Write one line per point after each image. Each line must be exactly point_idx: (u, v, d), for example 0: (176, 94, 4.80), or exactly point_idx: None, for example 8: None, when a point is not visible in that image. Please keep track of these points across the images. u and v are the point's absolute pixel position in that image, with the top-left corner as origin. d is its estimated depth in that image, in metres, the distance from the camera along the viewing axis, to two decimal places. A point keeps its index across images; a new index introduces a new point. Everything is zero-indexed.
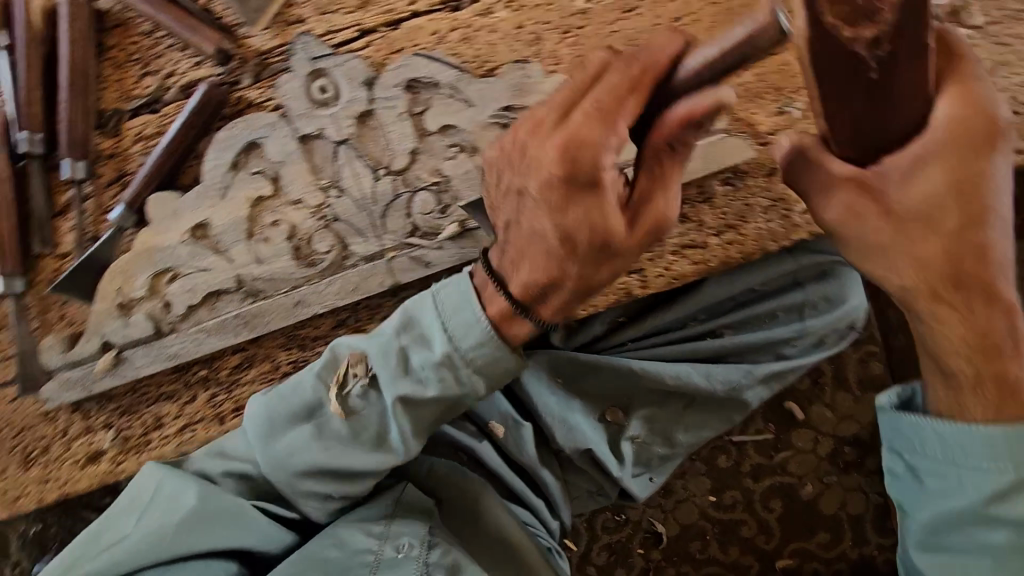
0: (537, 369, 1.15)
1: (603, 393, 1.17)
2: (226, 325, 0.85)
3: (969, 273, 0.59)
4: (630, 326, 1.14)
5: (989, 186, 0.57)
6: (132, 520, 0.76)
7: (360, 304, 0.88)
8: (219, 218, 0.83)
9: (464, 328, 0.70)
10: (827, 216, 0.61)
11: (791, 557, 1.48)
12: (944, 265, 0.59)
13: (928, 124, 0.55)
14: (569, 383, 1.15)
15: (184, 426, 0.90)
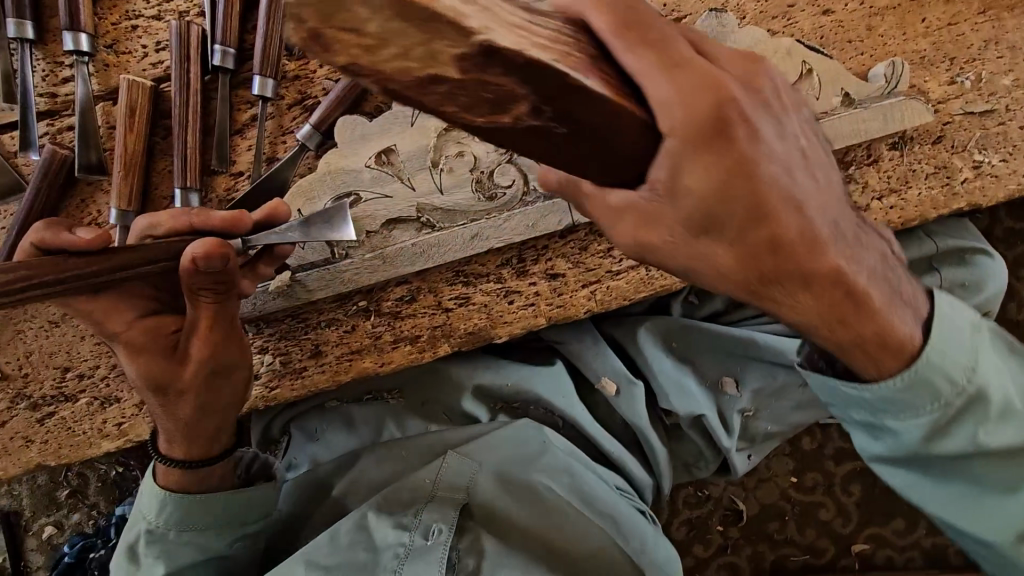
0: (657, 333, 1.14)
1: (719, 363, 1.15)
2: (402, 253, 0.85)
3: (773, 271, 0.53)
4: (755, 304, 1.15)
5: (754, 148, 0.49)
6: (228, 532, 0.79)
7: (527, 245, 0.90)
8: (406, 145, 0.84)
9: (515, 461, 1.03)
10: (626, 246, 0.55)
11: (866, 542, 1.48)
12: (743, 269, 0.53)
13: (688, 99, 0.46)
14: (687, 352, 1.15)
15: (344, 354, 0.91)
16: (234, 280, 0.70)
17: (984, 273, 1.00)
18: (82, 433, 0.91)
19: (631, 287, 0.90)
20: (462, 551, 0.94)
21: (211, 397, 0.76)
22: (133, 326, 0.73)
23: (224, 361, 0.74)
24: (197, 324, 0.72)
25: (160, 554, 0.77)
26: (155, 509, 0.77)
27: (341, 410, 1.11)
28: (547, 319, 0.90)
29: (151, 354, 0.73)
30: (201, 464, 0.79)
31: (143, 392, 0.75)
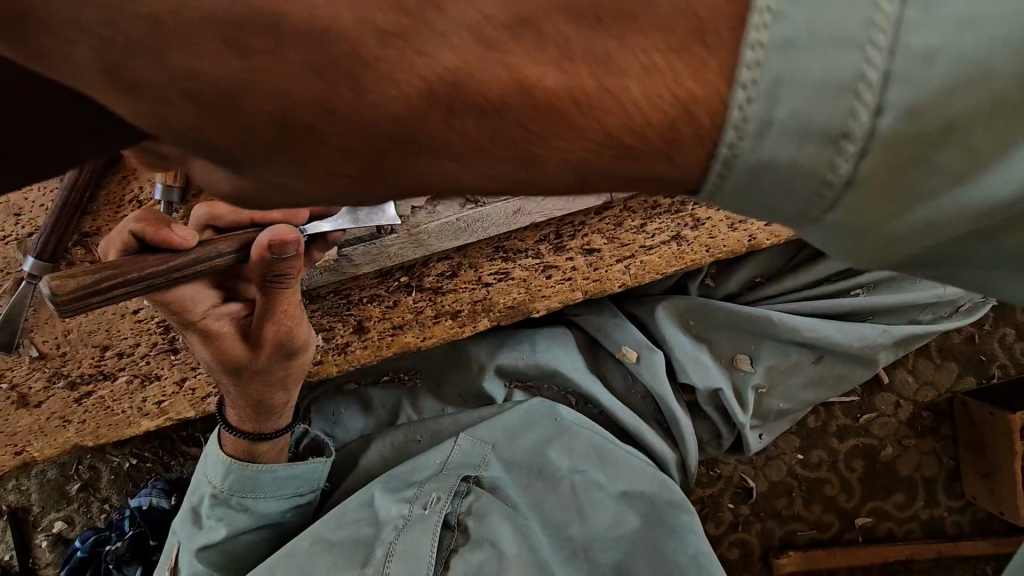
0: (673, 311, 1.12)
1: (734, 339, 1.13)
2: (446, 229, 0.89)
3: (360, 152, 0.32)
4: (771, 284, 1.16)
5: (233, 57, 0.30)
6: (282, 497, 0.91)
7: (564, 222, 0.94)
8: None
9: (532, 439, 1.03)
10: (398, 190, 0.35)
11: (868, 516, 1.51)
12: (373, 160, 0.32)
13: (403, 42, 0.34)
14: (704, 329, 1.12)
15: (386, 331, 0.91)
16: (300, 267, 0.75)
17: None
18: (121, 412, 0.90)
19: (664, 261, 0.93)
20: (463, 517, 0.94)
21: (281, 373, 0.84)
22: (208, 315, 0.78)
23: (298, 340, 0.82)
24: (271, 308, 0.78)
25: (220, 516, 0.88)
26: (221, 477, 0.89)
27: (358, 392, 1.11)
28: (583, 292, 0.92)
29: (228, 340, 0.80)
30: (274, 433, 0.91)
31: (218, 374, 0.82)
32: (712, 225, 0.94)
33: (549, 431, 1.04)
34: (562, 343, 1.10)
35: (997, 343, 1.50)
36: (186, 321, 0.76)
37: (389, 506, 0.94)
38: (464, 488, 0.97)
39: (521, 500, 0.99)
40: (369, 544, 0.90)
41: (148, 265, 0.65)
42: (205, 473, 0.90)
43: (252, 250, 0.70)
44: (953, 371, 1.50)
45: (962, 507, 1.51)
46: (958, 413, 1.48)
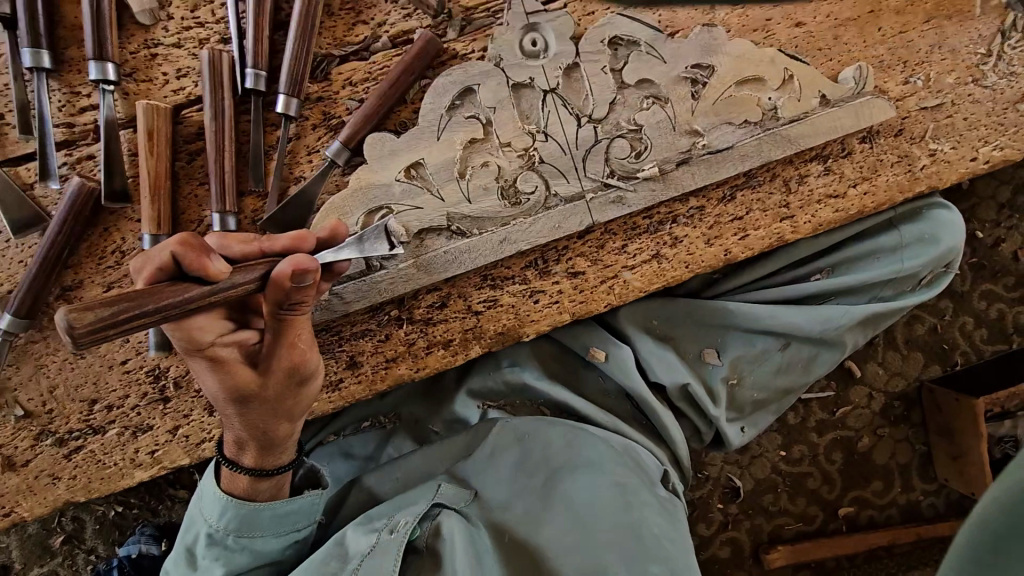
0: (636, 316, 1.16)
1: (698, 334, 1.17)
2: (434, 261, 0.90)
3: None
4: (731, 279, 1.18)
5: None
6: (276, 535, 0.89)
7: (549, 247, 0.95)
8: (433, 159, 0.89)
9: (501, 473, 1.03)
10: None
11: (851, 505, 1.57)
12: None
13: None
14: (668, 329, 1.17)
15: (379, 365, 0.93)
16: (314, 296, 0.76)
17: (940, 225, 1.14)
18: (112, 464, 0.89)
19: (646, 280, 0.96)
20: (430, 541, 0.91)
21: (287, 401, 0.83)
22: (217, 341, 0.74)
23: (307, 368, 0.83)
24: (281, 337, 0.77)
25: (218, 555, 0.87)
26: (216, 515, 0.87)
27: (339, 440, 1.15)
28: (571, 314, 0.96)
29: (235, 368, 0.77)
30: (276, 470, 0.89)
31: (223, 404, 0.81)
32: (690, 242, 0.97)
33: (518, 449, 1.04)
34: (526, 357, 1.15)
35: (958, 331, 1.58)
36: (192, 348, 0.72)
37: (359, 540, 0.90)
38: (434, 512, 0.95)
39: (491, 523, 0.97)
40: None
41: (185, 290, 0.62)
42: (200, 510, 0.89)
43: (274, 283, 0.70)
44: (919, 361, 1.58)
45: (936, 489, 1.59)
46: (927, 400, 1.56)
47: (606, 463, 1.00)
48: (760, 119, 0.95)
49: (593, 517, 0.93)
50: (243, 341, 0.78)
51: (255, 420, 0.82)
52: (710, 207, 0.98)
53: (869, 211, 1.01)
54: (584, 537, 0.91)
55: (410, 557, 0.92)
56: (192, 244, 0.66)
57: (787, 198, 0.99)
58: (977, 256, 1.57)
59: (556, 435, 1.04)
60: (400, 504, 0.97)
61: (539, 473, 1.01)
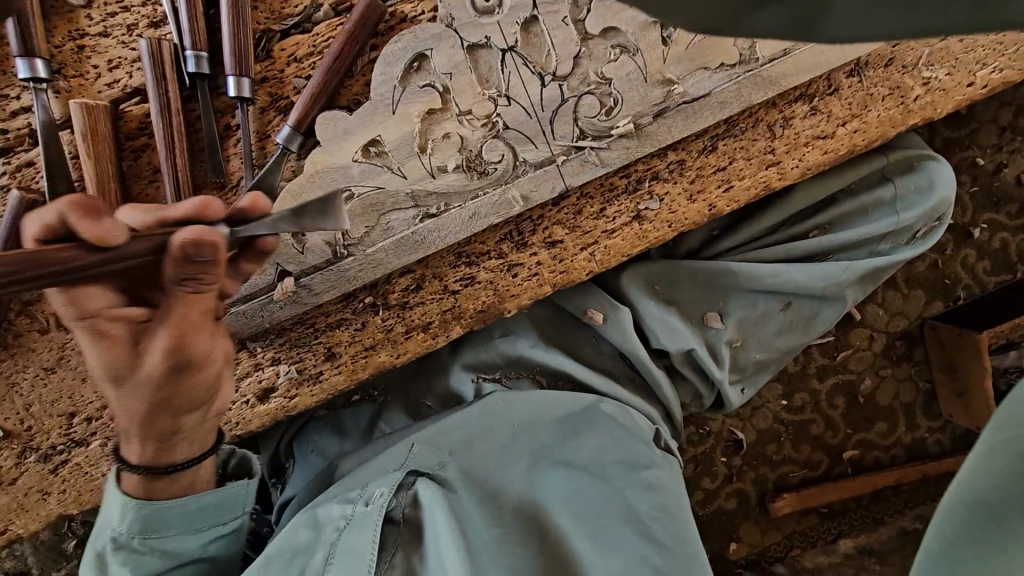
0: (638, 279, 1.11)
1: (702, 296, 1.12)
2: (402, 244, 0.87)
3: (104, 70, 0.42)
4: (728, 235, 1.14)
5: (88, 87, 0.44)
6: (190, 529, 0.85)
7: (522, 218, 0.91)
8: (390, 134, 0.84)
9: (488, 434, 1.00)
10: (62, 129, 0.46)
11: (856, 448, 1.57)
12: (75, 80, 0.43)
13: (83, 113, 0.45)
14: (670, 291, 1.12)
15: (356, 355, 0.90)
16: (222, 275, 0.69)
17: (934, 174, 1.10)
18: (100, 476, 0.88)
19: (627, 243, 0.92)
20: (409, 512, 0.93)
21: (167, 391, 0.74)
22: (104, 314, 0.72)
23: (191, 353, 0.72)
24: (166, 316, 0.71)
25: (124, 561, 0.83)
26: (116, 518, 0.81)
27: (330, 417, 1.14)
28: (552, 285, 0.91)
29: (116, 343, 0.72)
30: (169, 469, 0.82)
31: (103, 384, 0.75)
32: (672, 199, 0.92)
33: (503, 426, 1.01)
34: (520, 327, 1.12)
35: (960, 265, 1.53)
36: (70, 311, 0.70)
37: (333, 508, 0.92)
38: (410, 481, 0.95)
39: (467, 482, 0.96)
40: (310, 549, 0.88)
41: (64, 259, 0.58)
42: (103, 516, 0.83)
43: (167, 256, 0.64)
44: (920, 299, 1.54)
45: (941, 426, 1.58)
46: (929, 338, 1.53)
47: (595, 441, 1.00)
48: (738, 60, 0.89)
49: (588, 506, 0.95)
50: (133, 317, 0.73)
51: (132, 405, 0.75)
52: (691, 160, 0.92)
53: (860, 149, 0.95)
54: (585, 522, 0.94)
55: (387, 528, 0.92)
56: (87, 203, 0.63)
57: (772, 144, 0.93)
58: (979, 185, 1.50)
59: (548, 397, 1.03)
60: (370, 470, 0.98)
61: (529, 451, 1.00)
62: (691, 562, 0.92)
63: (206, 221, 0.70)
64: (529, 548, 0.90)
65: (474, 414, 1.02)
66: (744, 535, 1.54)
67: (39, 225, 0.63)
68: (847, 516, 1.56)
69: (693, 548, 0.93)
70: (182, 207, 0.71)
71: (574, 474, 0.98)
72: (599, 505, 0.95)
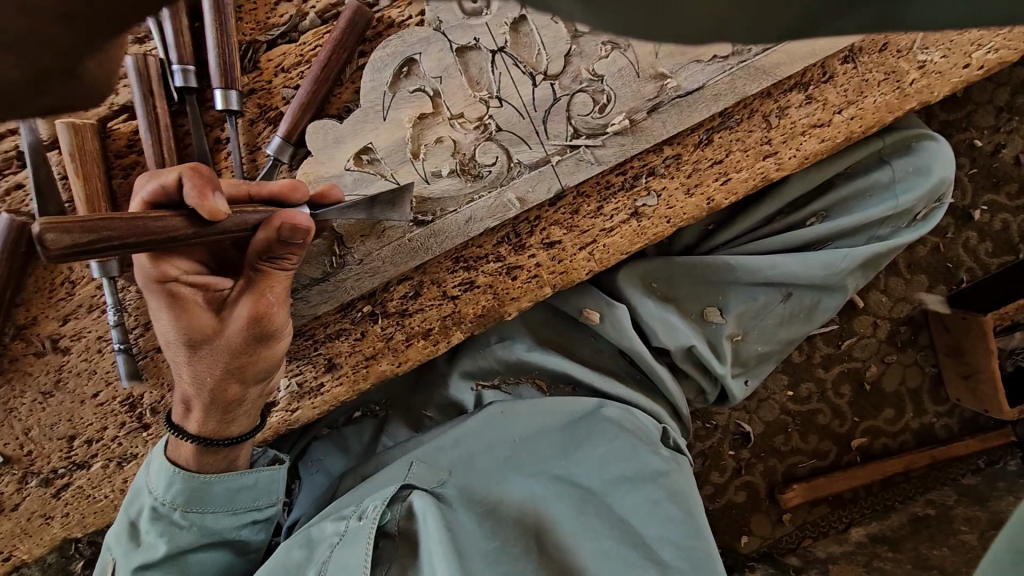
0: (635, 278, 1.10)
1: (700, 291, 1.11)
2: (397, 251, 0.86)
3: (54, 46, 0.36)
4: (727, 228, 1.13)
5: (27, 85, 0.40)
6: (235, 506, 0.85)
7: (519, 220, 0.89)
8: (382, 141, 0.84)
9: (488, 448, 1.00)
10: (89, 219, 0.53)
11: (864, 435, 1.56)
12: None
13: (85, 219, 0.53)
14: (667, 289, 1.11)
15: (358, 365, 0.89)
16: (300, 256, 0.73)
17: (931, 156, 1.09)
18: (104, 497, 0.87)
19: (626, 240, 0.90)
20: (404, 523, 0.92)
21: (243, 360, 0.76)
22: (182, 278, 0.74)
23: (271, 325, 0.74)
24: (252, 286, 0.73)
25: (162, 531, 0.81)
26: (161, 488, 0.80)
27: (333, 435, 1.12)
28: (551, 286, 0.90)
29: (193, 307, 0.73)
30: (226, 441, 0.82)
31: (175, 348, 0.76)
32: (670, 194, 0.91)
33: (503, 438, 1.01)
34: (516, 330, 1.11)
35: (962, 248, 1.52)
36: (154, 273, 0.72)
37: (326, 525, 0.90)
38: (405, 493, 0.95)
39: (465, 497, 0.95)
40: (302, 568, 0.86)
41: (175, 227, 0.60)
42: (142, 482, 0.82)
43: (262, 230, 0.68)
44: (923, 283, 1.53)
45: (949, 410, 1.57)
46: (934, 322, 1.52)
47: (597, 449, 0.99)
48: (731, 52, 0.88)
49: (590, 519, 0.94)
50: (211, 285, 0.75)
51: (206, 371, 0.76)
52: (687, 154, 0.91)
53: (857, 137, 0.94)
54: (587, 539, 0.91)
55: (382, 542, 0.92)
56: (201, 174, 0.67)
57: (768, 134, 0.92)
58: (977, 166, 1.49)
59: (544, 405, 1.03)
60: (368, 486, 0.97)
61: (529, 463, 0.99)
62: (704, 563, 0.92)
63: (292, 203, 0.74)
64: (529, 558, 0.89)
65: (474, 428, 1.02)
66: (755, 527, 1.54)
67: (157, 185, 0.67)
68: (858, 504, 1.55)
69: (703, 549, 0.93)
70: (272, 185, 0.75)
71: (577, 488, 0.97)
72: (601, 520, 0.94)
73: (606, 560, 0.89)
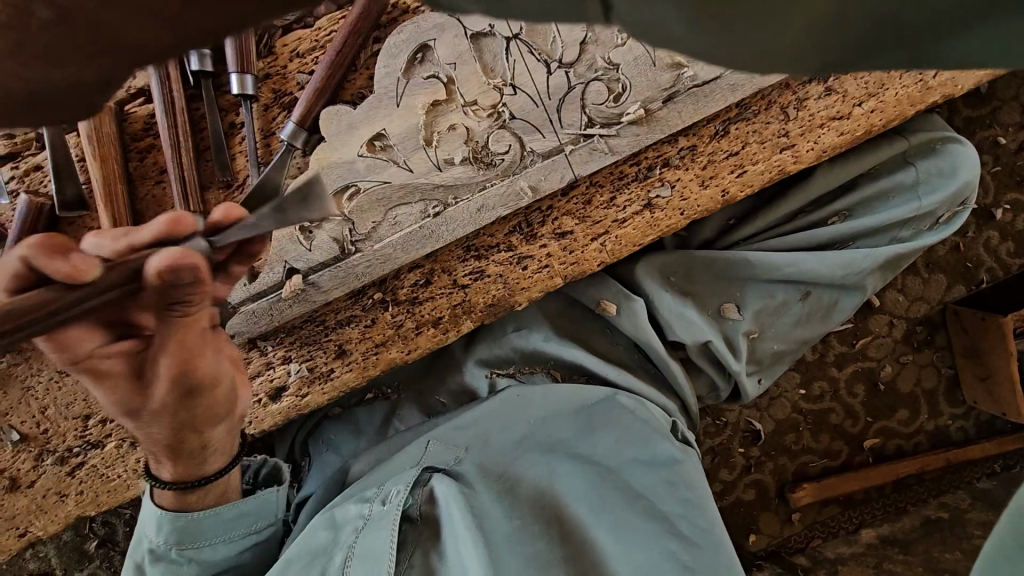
0: (652, 272, 1.08)
1: (718, 288, 1.10)
2: (410, 239, 0.86)
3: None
4: (745, 225, 1.11)
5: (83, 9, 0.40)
6: (228, 536, 0.86)
7: (532, 209, 0.89)
8: (395, 129, 0.84)
9: (505, 430, 1.00)
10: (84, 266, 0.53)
11: (877, 436, 1.54)
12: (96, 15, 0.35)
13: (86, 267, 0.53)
14: (686, 284, 1.09)
15: (368, 352, 0.89)
16: (264, 274, 0.69)
17: (956, 157, 1.07)
18: (117, 477, 0.88)
19: (639, 232, 0.89)
20: (426, 509, 0.93)
21: (186, 414, 0.72)
22: (97, 353, 0.66)
23: (200, 374, 0.68)
24: (166, 337, 0.65)
25: (164, 570, 0.85)
26: (154, 531, 0.83)
27: (344, 421, 1.13)
28: (563, 277, 0.89)
29: (123, 379, 0.68)
30: (202, 479, 0.82)
31: (123, 418, 0.72)
32: (684, 186, 0.90)
33: (520, 422, 1.00)
34: (533, 319, 1.10)
35: (983, 247, 1.49)
36: (65, 359, 0.65)
37: (350, 508, 0.91)
38: (425, 477, 0.95)
39: (484, 479, 0.95)
40: (327, 551, 0.87)
41: (74, 297, 0.51)
42: (140, 528, 0.84)
43: (196, 263, 0.63)
44: (942, 283, 1.50)
45: (964, 412, 1.55)
46: (952, 323, 1.49)
47: (611, 435, 0.99)
48: None
49: (612, 504, 0.93)
50: (128, 349, 0.68)
51: (156, 433, 0.73)
52: (703, 145, 0.90)
53: (877, 130, 0.93)
54: (609, 524, 0.91)
55: (405, 527, 0.92)
56: (47, 242, 0.54)
57: (786, 126, 0.91)
58: (1001, 164, 1.46)
59: (559, 391, 1.01)
60: (388, 465, 0.98)
61: (544, 443, 0.99)
62: (722, 554, 0.90)
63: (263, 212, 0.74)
64: (550, 539, 0.88)
65: (490, 411, 1.01)
66: (763, 526, 1.52)
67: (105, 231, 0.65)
68: (869, 505, 1.53)
69: (714, 533, 0.91)
70: (144, 225, 0.62)
71: (596, 470, 0.96)
72: (623, 503, 0.93)
73: (628, 546, 0.89)
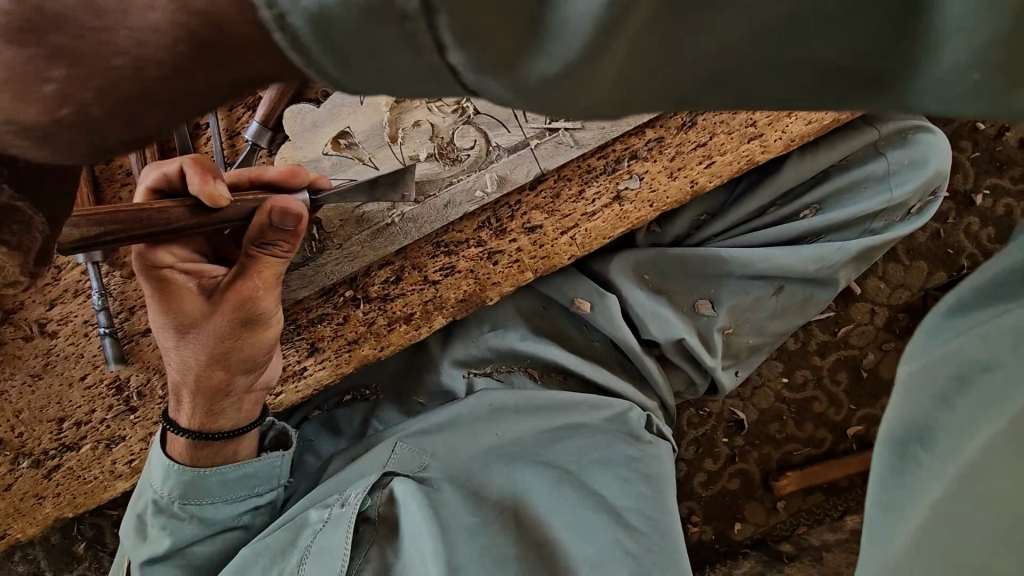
0: (625, 266, 1.08)
1: (692, 283, 1.10)
2: (376, 235, 0.88)
3: None
4: (717, 220, 1.11)
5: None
6: (231, 492, 0.89)
7: (501, 204, 0.89)
8: (360, 126, 0.85)
9: (467, 433, 0.99)
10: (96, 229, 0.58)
11: (860, 424, 1.54)
12: None
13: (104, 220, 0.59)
14: (659, 280, 1.09)
15: (338, 350, 0.89)
16: (292, 245, 0.77)
17: (928, 147, 1.08)
18: (93, 479, 0.89)
19: (609, 226, 0.89)
20: (383, 509, 0.94)
21: (231, 341, 0.80)
22: (175, 266, 0.79)
23: (257, 309, 0.78)
24: (243, 268, 0.77)
25: (164, 524, 0.85)
26: (160, 481, 0.83)
27: (324, 417, 1.13)
28: (533, 271, 0.89)
29: (184, 291, 0.78)
30: (218, 434, 0.87)
31: (162, 332, 0.80)
32: (652, 178, 0.90)
33: (486, 426, 1.00)
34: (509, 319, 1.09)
35: (963, 234, 1.49)
36: (148, 259, 0.77)
37: (312, 512, 0.91)
38: (385, 480, 0.96)
39: (448, 478, 0.97)
40: (283, 553, 0.87)
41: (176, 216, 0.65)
42: (144, 476, 0.85)
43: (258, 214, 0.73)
44: (923, 270, 1.51)
45: None
46: None
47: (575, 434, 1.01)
48: None
49: (569, 495, 0.95)
50: (203, 273, 0.81)
51: (191, 356, 0.81)
52: (670, 137, 0.91)
53: (844, 117, 0.93)
54: (562, 511, 0.94)
55: (361, 527, 0.92)
56: (200, 166, 0.74)
57: (753, 116, 0.91)
58: (977, 150, 1.47)
59: (529, 393, 1.01)
60: (348, 471, 0.98)
61: (510, 444, 1.00)
62: (671, 539, 0.95)
63: (292, 188, 0.79)
64: (506, 532, 0.91)
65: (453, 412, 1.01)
66: (749, 515, 1.53)
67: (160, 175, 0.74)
68: (854, 492, 1.54)
69: (668, 524, 0.95)
70: (272, 172, 0.80)
71: (557, 466, 0.98)
72: (579, 494, 0.96)
73: (580, 533, 0.92)
